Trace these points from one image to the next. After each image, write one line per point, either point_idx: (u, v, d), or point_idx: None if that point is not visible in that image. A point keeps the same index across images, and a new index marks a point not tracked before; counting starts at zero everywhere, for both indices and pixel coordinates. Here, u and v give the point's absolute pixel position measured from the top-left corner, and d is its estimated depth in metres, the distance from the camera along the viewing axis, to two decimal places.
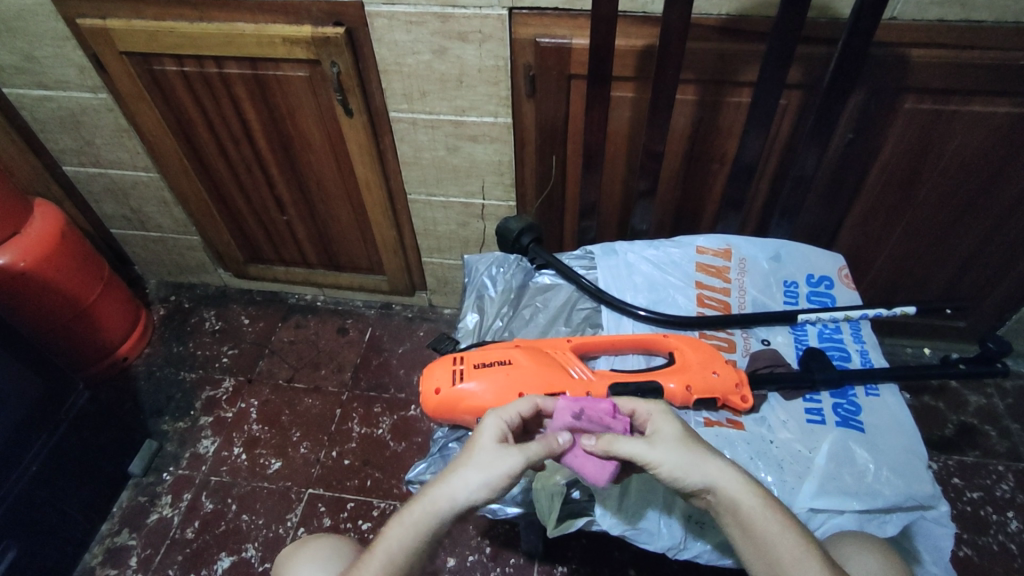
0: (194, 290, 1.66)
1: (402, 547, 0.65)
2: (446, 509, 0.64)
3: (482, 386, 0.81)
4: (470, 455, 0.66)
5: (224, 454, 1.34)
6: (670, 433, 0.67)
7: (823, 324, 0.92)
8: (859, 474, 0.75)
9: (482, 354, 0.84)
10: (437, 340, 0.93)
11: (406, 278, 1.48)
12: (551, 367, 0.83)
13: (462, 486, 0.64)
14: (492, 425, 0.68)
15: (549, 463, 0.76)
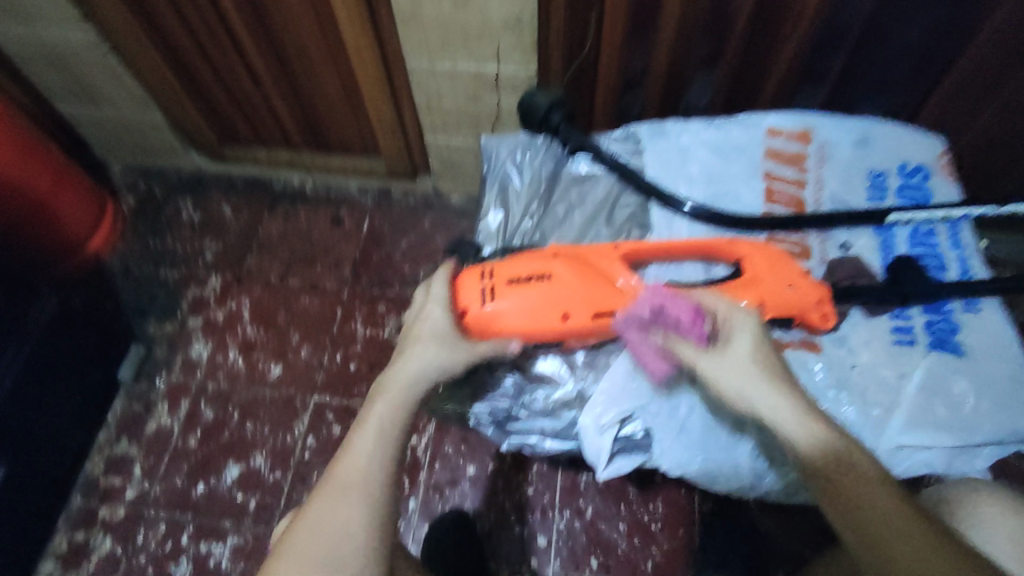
0: (164, 176, 1.46)
1: (389, 423, 0.64)
2: (414, 375, 0.66)
3: (520, 307, 0.68)
4: (413, 335, 0.68)
5: (219, 359, 1.24)
6: (739, 350, 0.62)
7: (915, 226, 0.77)
8: (954, 406, 0.66)
9: (515, 266, 0.70)
10: (456, 247, 0.80)
11: (407, 159, 1.29)
12: (599, 282, 0.69)
13: (419, 353, 0.66)
14: (421, 305, 0.70)
15: (600, 396, 0.70)
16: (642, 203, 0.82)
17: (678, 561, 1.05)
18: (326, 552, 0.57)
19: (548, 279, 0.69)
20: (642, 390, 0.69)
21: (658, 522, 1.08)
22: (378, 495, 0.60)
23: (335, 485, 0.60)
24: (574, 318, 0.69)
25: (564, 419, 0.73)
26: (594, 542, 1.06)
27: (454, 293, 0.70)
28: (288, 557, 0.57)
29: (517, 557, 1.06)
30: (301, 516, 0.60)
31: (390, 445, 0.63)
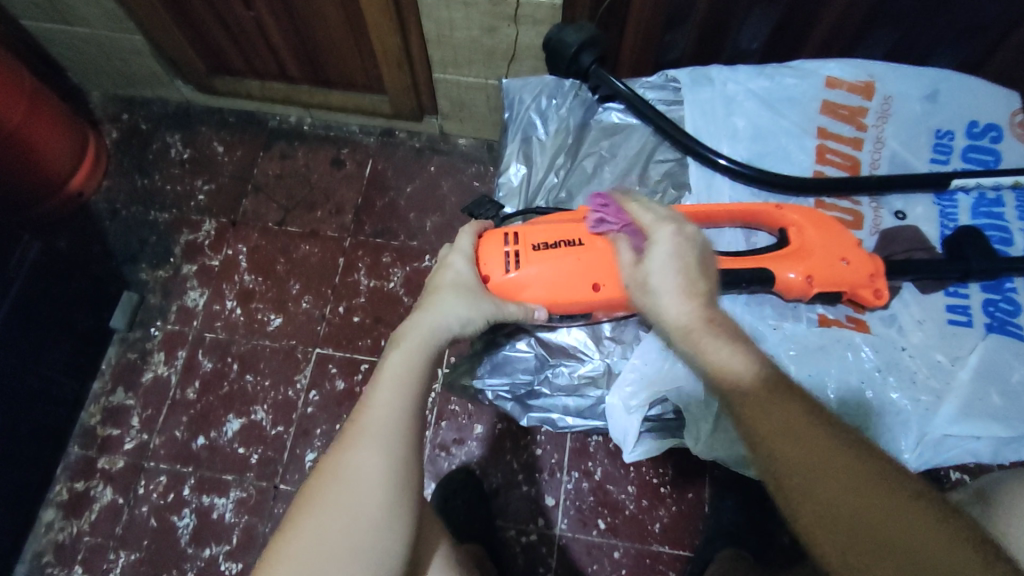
0: (150, 108, 1.35)
1: (409, 367, 0.62)
2: (436, 323, 0.66)
3: (546, 273, 0.69)
4: (435, 287, 0.69)
5: (217, 308, 1.19)
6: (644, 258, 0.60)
7: (981, 193, 0.74)
8: (1012, 392, 0.66)
9: (543, 232, 0.70)
10: (478, 204, 0.79)
11: (412, 99, 1.19)
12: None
13: (441, 303, 0.67)
14: (445, 259, 0.71)
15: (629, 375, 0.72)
16: (679, 160, 0.81)
17: (688, 524, 1.02)
18: (344, 501, 0.54)
19: (577, 245, 0.69)
20: (669, 372, 0.71)
21: (669, 484, 1.04)
22: (396, 442, 0.57)
23: (352, 432, 0.57)
24: (604, 286, 0.70)
25: (590, 397, 0.77)
26: (602, 503, 1.03)
27: (478, 250, 0.72)
28: (305, 509, 0.54)
29: (525, 516, 1.03)
30: (316, 466, 0.57)
31: (409, 391, 0.60)
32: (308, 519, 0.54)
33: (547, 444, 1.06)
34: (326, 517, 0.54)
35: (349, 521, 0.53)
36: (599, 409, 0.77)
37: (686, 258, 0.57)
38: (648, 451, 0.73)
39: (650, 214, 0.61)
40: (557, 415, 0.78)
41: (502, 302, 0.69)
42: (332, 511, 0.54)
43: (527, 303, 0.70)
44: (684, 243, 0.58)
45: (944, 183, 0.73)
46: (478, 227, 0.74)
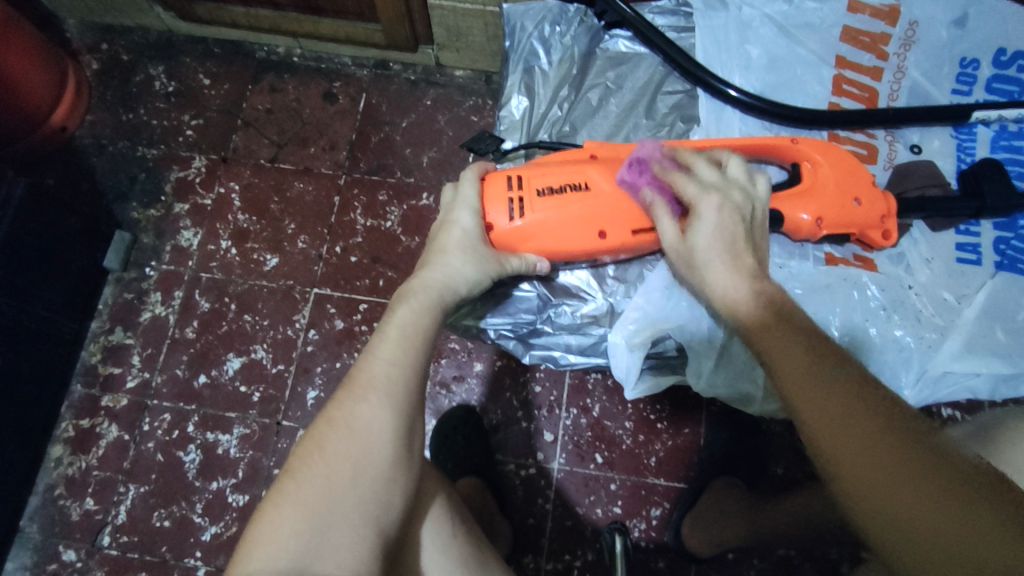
0: (130, 37, 1.28)
1: (414, 325, 0.60)
2: (441, 282, 0.64)
3: (552, 221, 0.68)
4: (441, 242, 0.67)
5: (212, 248, 1.17)
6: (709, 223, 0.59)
7: (1002, 126, 0.72)
8: (1016, 329, 0.67)
9: (546, 177, 0.69)
10: (477, 139, 0.76)
11: (407, 27, 1.12)
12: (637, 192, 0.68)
13: (447, 261, 0.65)
14: (450, 212, 0.69)
15: (634, 313, 0.73)
16: (689, 91, 0.77)
17: (681, 457, 1.04)
18: (350, 453, 0.53)
19: (581, 191, 0.68)
20: (673, 311, 0.72)
21: (665, 420, 1.06)
22: (401, 398, 0.56)
23: (359, 386, 0.56)
24: (610, 232, 0.69)
25: (592, 335, 0.77)
26: (599, 438, 1.05)
27: (483, 197, 0.69)
28: (309, 457, 0.53)
29: (524, 450, 1.05)
30: (321, 416, 0.55)
31: (415, 348, 0.59)
32: (312, 469, 0.52)
33: (546, 382, 1.08)
34: (332, 467, 0.52)
35: (354, 474, 0.52)
36: (601, 347, 0.77)
37: (732, 224, 0.59)
38: (649, 387, 0.74)
39: (694, 186, 0.62)
40: (559, 354, 0.78)
41: (505, 259, 0.68)
42: (337, 466, 0.53)
43: (528, 255, 0.70)
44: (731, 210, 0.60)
45: (964, 116, 0.71)
46: (480, 171, 0.71)
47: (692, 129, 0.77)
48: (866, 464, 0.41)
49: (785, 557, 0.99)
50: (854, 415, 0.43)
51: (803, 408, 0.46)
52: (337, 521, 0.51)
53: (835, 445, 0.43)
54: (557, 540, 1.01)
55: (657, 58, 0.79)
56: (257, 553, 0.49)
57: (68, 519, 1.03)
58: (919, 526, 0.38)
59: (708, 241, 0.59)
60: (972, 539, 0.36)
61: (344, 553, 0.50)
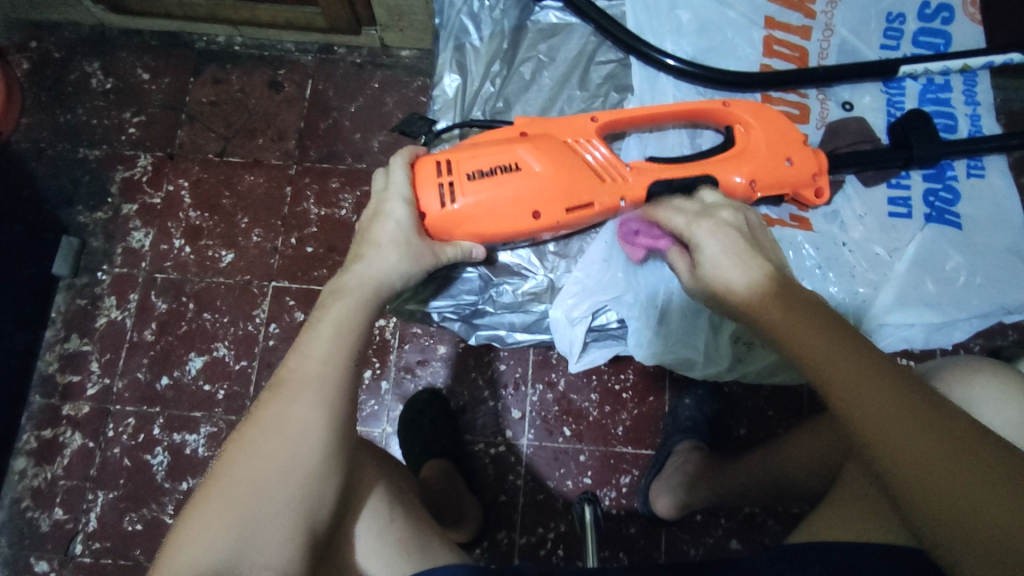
0: (61, 34, 1.24)
1: (349, 320, 0.60)
2: (374, 278, 0.63)
3: (484, 202, 0.68)
4: (374, 235, 0.66)
5: (164, 248, 1.15)
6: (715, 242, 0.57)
7: (929, 79, 0.74)
8: (945, 280, 0.69)
9: (476, 159, 0.69)
10: (407, 122, 0.75)
11: (346, 8, 1.10)
12: (569, 169, 0.70)
13: (382, 257, 0.64)
14: (382, 203, 0.67)
15: (573, 289, 0.76)
16: (622, 60, 0.77)
17: (647, 425, 1.06)
18: (278, 452, 0.53)
19: (513, 171, 0.68)
20: (610, 284, 0.75)
21: (629, 390, 1.07)
22: (337, 394, 0.56)
23: (293, 385, 0.55)
24: (544, 212, 0.70)
25: (534, 313, 0.78)
26: (566, 412, 1.06)
27: (413, 184, 0.69)
28: (235, 457, 0.53)
29: (492, 429, 1.06)
30: (254, 414, 0.55)
31: (347, 343, 0.59)
32: (237, 470, 0.52)
33: (511, 360, 1.08)
34: (264, 467, 0.52)
35: (283, 474, 0.52)
36: (543, 324, 0.79)
37: (731, 239, 0.57)
38: (588, 361, 0.78)
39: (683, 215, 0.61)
40: (504, 332, 0.80)
41: (440, 248, 0.69)
42: (264, 464, 0.52)
43: (462, 243, 0.70)
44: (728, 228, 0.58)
45: (892, 71, 0.72)
46: (411, 157, 0.70)
47: (626, 99, 0.76)
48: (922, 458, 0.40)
49: (751, 515, 1.02)
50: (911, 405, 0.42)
51: (846, 393, 0.44)
52: (269, 521, 0.51)
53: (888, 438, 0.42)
54: (529, 513, 1.03)
55: (588, 28, 0.78)
56: (178, 554, 0.49)
57: (38, 530, 1.03)
58: (938, 494, 0.40)
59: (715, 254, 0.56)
60: (985, 506, 0.38)
61: (269, 552, 0.50)
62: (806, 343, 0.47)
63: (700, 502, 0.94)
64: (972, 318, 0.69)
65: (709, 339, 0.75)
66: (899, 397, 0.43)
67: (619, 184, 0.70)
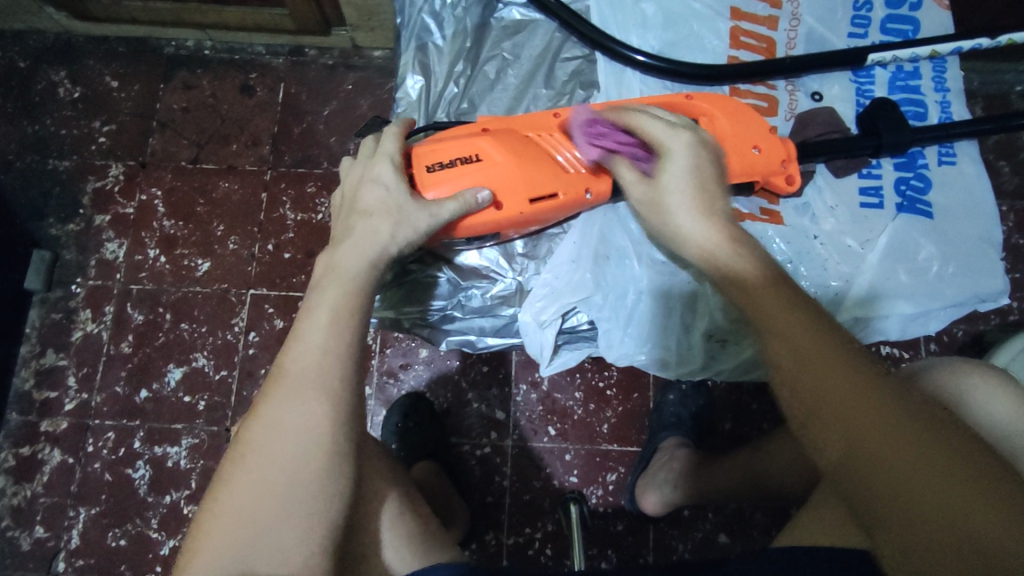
0: (25, 43, 1.21)
1: (346, 297, 0.57)
2: (368, 247, 0.61)
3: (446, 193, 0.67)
4: (365, 202, 0.63)
5: (139, 258, 1.13)
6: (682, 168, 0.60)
7: (899, 66, 0.74)
8: (918, 270, 0.68)
9: (437, 153, 0.68)
10: (368, 126, 0.78)
11: (315, 9, 1.08)
12: (531, 160, 0.70)
13: (373, 223, 0.62)
14: (371, 168, 0.65)
15: (541, 292, 0.75)
16: (587, 56, 0.77)
17: (633, 421, 1.06)
18: (282, 449, 0.51)
19: (476, 164, 0.68)
20: (577, 284, 0.74)
21: (614, 387, 1.07)
22: (340, 390, 0.53)
23: (291, 383, 0.53)
24: (505, 202, 0.69)
25: (503, 316, 0.79)
26: (551, 411, 1.06)
27: (402, 154, 0.67)
28: (241, 460, 0.52)
29: (477, 431, 1.05)
30: (252, 417, 0.53)
31: (346, 330, 0.56)
32: (245, 472, 0.51)
33: (494, 360, 1.07)
34: (269, 473, 0.51)
35: (291, 472, 0.51)
36: (513, 327, 0.80)
37: (697, 170, 0.59)
38: (559, 364, 0.78)
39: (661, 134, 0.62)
40: (475, 336, 0.81)
41: (438, 207, 0.65)
42: (269, 461, 0.51)
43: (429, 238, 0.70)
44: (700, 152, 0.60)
45: (860, 59, 0.71)
46: (402, 126, 0.69)
47: (591, 96, 0.77)
48: (891, 462, 0.43)
49: (739, 509, 1.01)
50: (881, 412, 0.44)
51: (833, 416, 0.46)
52: (284, 527, 0.50)
53: (861, 447, 0.44)
54: (516, 514, 1.02)
55: (552, 24, 0.78)
56: (198, 562, 0.49)
57: (19, 549, 1.01)
58: (920, 514, 0.41)
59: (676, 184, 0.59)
60: (970, 526, 0.40)
61: (288, 552, 0.50)
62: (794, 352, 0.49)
63: (687, 500, 0.93)
64: (947, 308, 0.69)
65: (683, 339, 0.74)
66: (891, 420, 0.44)
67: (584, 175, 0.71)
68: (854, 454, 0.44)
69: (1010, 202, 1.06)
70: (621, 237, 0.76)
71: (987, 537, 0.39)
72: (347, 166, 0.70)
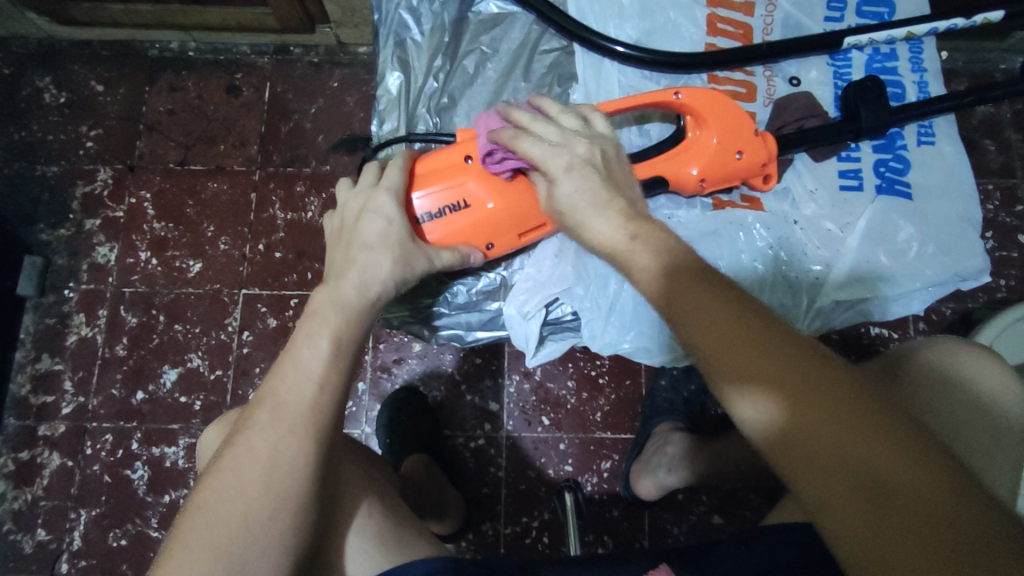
0: (10, 49, 1.21)
1: (349, 333, 0.60)
2: (366, 283, 0.62)
3: (441, 233, 0.70)
4: (365, 234, 0.64)
5: (131, 261, 1.13)
6: (569, 184, 0.55)
7: (875, 49, 0.74)
8: (898, 251, 0.69)
9: (431, 193, 0.69)
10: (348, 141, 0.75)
11: (297, 7, 1.07)
12: (519, 197, 0.70)
13: (376, 261, 0.63)
14: (370, 199, 0.66)
15: (525, 286, 0.76)
16: (566, 48, 0.78)
17: (625, 409, 1.06)
18: (267, 483, 0.51)
19: (464, 205, 0.70)
20: (559, 277, 0.75)
21: (606, 375, 1.08)
22: (327, 425, 0.55)
23: (287, 418, 0.54)
24: (496, 242, 0.73)
25: (489, 311, 0.80)
26: (544, 401, 1.06)
27: (405, 186, 0.68)
28: (224, 491, 0.51)
29: (471, 423, 1.06)
30: (244, 440, 0.53)
31: (341, 369, 0.58)
32: (228, 502, 0.51)
33: (487, 350, 1.08)
34: (252, 494, 0.51)
35: (274, 509, 0.51)
36: (500, 320, 0.81)
37: (590, 178, 0.55)
38: (545, 354, 0.79)
39: (539, 146, 0.58)
40: (463, 331, 0.82)
41: (435, 252, 0.69)
42: (254, 495, 0.51)
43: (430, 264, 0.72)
44: (585, 168, 0.55)
45: (837, 43, 0.72)
46: (410, 159, 0.70)
47: (570, 89, 0.77)
48: (815, 425, 0.39)
49: (733, 490, 1.02)
50: (808, 378, 0.40)
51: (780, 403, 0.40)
52: (254, 547, 0.50)
53: (797, 429, 0.39)
54: (512, 503, 1.03)
55: (530, 16, 0.78)
56: None
57: (22, 552, 1.03)
58: (878, 494, 0.37)
59: (574, 199, 0.55)
60: (931, 501, 0.36)
61: None
62: (728, 334, 0.43)
63: (680, 484, 0.94)
64: (928, 287, 0.70)
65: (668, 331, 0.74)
66: (844, 404, 0.39)
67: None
68: (777, 425, 0.40)
69: (996, 180, 1.07)
70: None
71: (948, 510, 0.36)
72: (343, 185, 0.70)
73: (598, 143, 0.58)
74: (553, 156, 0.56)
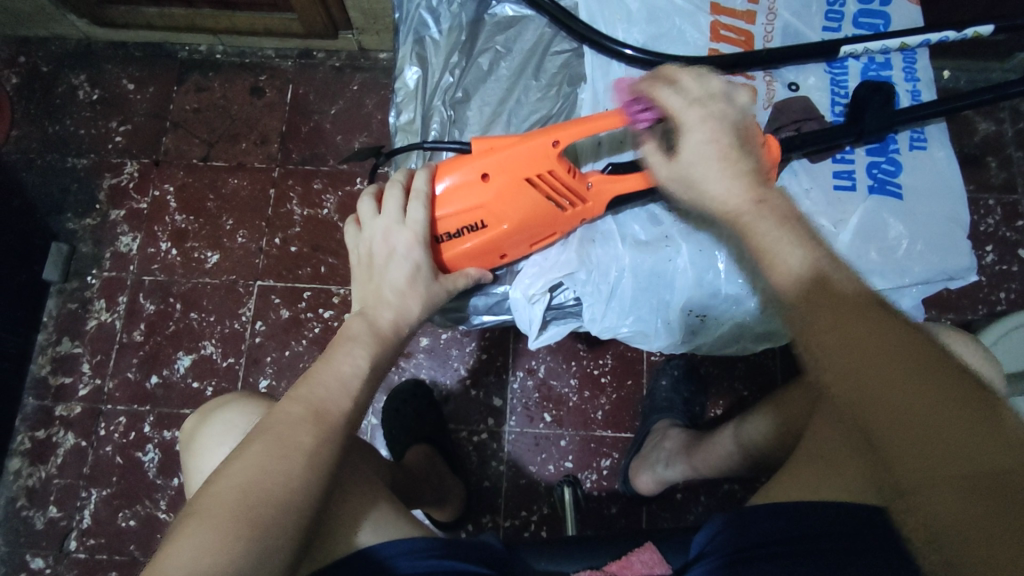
0: (49, 48, 1.27)
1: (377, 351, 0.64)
2: (398, 319, 0.68)
3: (463, 257, 0.74)
4: (394, 279, 0.68)
5: (152, 251, 1.18)
6: (699, 143, 0.61)
7: (870, 58, 0.78)
8: (888, 248, 0.72)
9: (451, 220, 0.72)
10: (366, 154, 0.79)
11: (322, 13, 1.12)
12: (532, 214, 0.72)
13: (406, 306, 0.68)
14: (398, 241, 0.69)
15: (529, 270, 0.79)
16: (576, 50, 0.82)
17: (628, 409, 1.08)
18: (305, 473, 0.52)
19: (481, 225, 0.72)
20: (563, 262, 0.78)
21: (609, 374, 1.10)
22: (344, 403, 0.58)
23: (314, 405, 0.56)
24: (511, 253, 0.76)
25: (496, 294, 0.83)
26: (546, 398, 1.09)
27: (429, 222, 0.70)
28: (264, 474, 0.50)
29: (475, 417, 1.09)
30: (275, 421, 0.54)
31: (362, 367, 0.62)
32: (269, 484, 0.50)
33: (492, 346, 1.11)
34: (292, 481, 0.51)
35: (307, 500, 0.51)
36: (505, 303, 0.84)
37: (716, 134, 0.61)
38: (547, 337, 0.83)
39: (678, 98, 0.63)
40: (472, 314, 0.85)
41: (454, 282, 0.73)
42: (294, 482, 0.51)
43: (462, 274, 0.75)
44: (714, 121, 0.61)
45: (833, 51, 0.76)
46: (429, 187, 0.71)
47: (578, 88, 0.81)
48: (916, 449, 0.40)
49: (731, 491, 1.04)
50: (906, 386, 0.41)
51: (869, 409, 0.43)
52: (286, 532, 0.49)
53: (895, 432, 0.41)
54: (512, 497, 1.05)
55: (543, 20, 0.83)
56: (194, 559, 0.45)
57: (33, 529, 1.05)
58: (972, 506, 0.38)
59: (700, 151, 0.61)
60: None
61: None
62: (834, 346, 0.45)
63: (678, 480, 0.95)
64: (917, 284, 0.72)
65: (665, 320, 0.79)
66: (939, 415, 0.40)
67: (580, 209, 0.75)
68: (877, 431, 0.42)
69: (997, 196, 1.10)
70: (604, 222, 0.80)
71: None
72: (367, 210, 0.71)
73: (738, 103, 0.63)
74: (688, 109, 0.62)
